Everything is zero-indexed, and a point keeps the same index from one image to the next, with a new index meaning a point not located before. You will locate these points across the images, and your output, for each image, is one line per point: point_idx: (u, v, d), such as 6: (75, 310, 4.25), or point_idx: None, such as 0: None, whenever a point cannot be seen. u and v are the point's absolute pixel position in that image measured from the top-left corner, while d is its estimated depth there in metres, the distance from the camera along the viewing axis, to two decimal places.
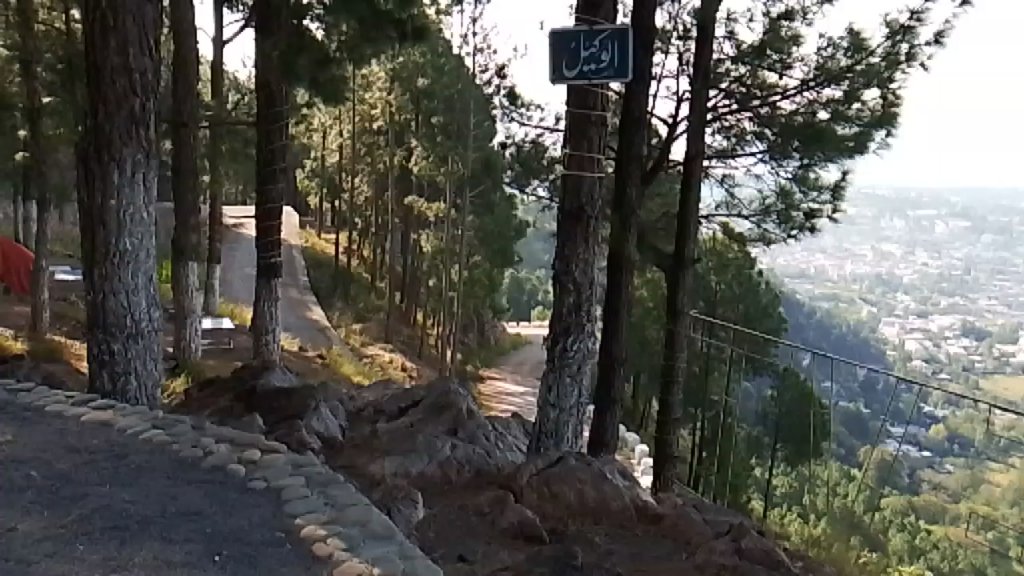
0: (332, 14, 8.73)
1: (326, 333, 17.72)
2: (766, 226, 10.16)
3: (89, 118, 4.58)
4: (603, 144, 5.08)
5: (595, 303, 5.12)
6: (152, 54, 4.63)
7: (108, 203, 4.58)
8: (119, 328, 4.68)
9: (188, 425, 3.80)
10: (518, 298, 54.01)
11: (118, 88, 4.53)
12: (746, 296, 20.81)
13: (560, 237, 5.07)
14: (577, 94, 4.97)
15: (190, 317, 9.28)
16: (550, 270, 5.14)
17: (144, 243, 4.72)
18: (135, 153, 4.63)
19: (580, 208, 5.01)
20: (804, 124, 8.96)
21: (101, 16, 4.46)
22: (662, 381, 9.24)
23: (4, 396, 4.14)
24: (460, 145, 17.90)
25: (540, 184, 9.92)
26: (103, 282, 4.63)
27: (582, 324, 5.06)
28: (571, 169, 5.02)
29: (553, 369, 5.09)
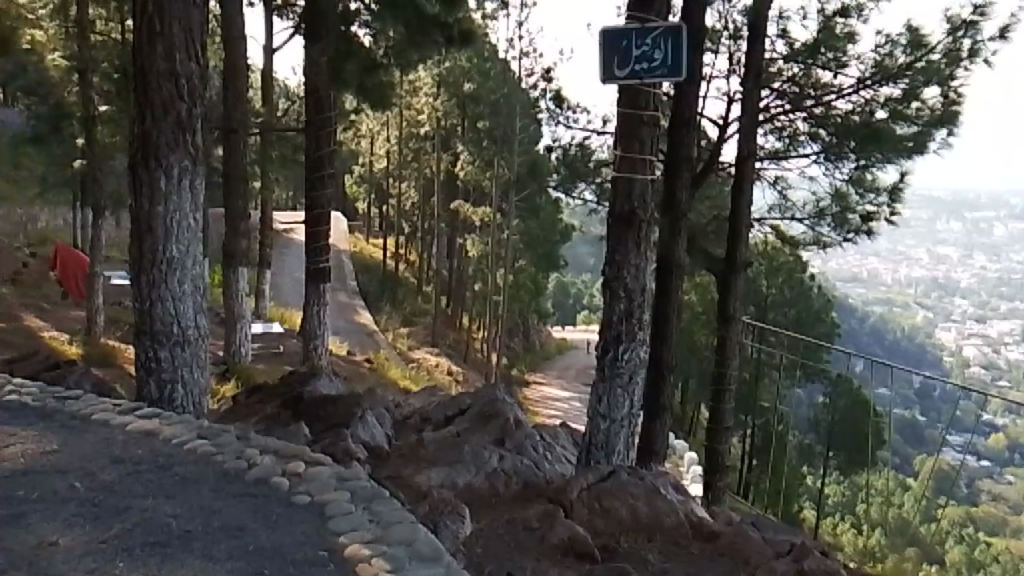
0: (379, 20, 8.77)
1: (374, 337, 17.81)
2: (820, 229, 9.83)
3: (136, 124, 4.59)
4: (655, 145, 4.86)
5: (647, 310, 4.91)
6: (198, 59, 4.63)
7: (155, 210, 4.59)
8: (166, 336, 4.69)
9: (232, 436, 3.75)
10: (563, 301, 53.90)
11: (163, 93, 4.53)
12: (798, 301, 20.34)
13: (610, 242, 4.87)
14: (628, 95, 4.78)
15: (240, 321, 9.34)
16: (600, 275, 4.96)
17: (191, 250, 4.71)
18: (181, 160, 4.62)
19: (631, 210, 4.81)
20: (861, 124, 8.65)
21: (148, 22, 4.47)
22: (713, 389, 9.01)
23: (53, 404, 4.17)
24: (506, 149, 17.88)
25: (587, 188, 9.79)
26: (150, 289, 4.65)
27: (633, 332, 4.85)
28: (621, 172, 4.82)
29: (603, 378, 4.91)
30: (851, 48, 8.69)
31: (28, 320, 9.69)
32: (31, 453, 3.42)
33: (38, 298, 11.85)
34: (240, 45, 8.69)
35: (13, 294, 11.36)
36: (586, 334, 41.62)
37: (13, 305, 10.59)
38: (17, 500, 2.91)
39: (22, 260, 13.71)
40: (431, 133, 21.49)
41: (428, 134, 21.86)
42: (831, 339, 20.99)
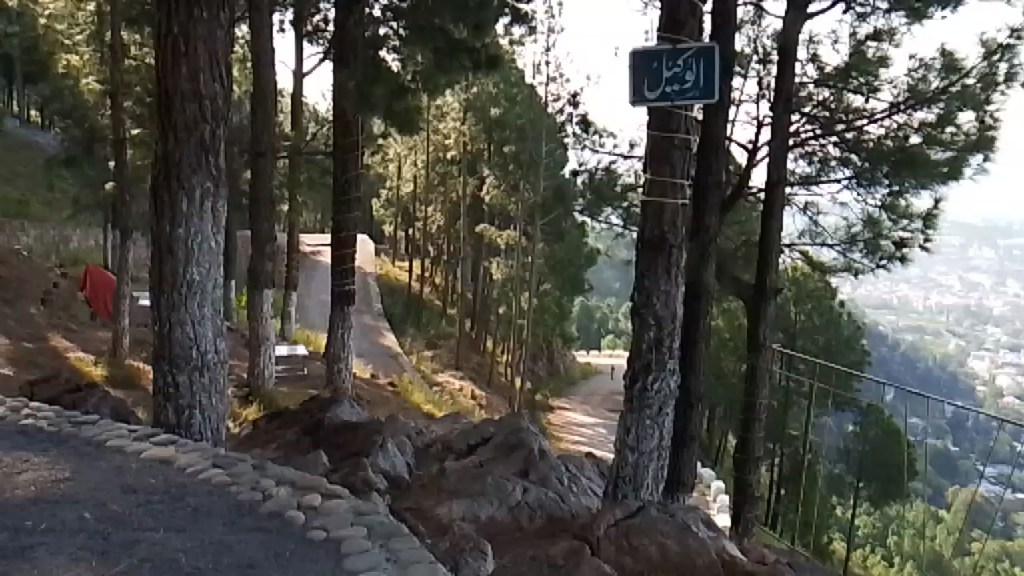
0: (408, 44, 9.19)
1: (398, 360, 17.74)
2: (852, 255, 9.61)
3: (160, 146, 4.57)
4: (688, 168, 4.70)
5: (677, 338, 4.73)
6: (222, 80, 4.61)
7: (176, 232, 4.54)
8: (184, 360, 4.62)
9: (248, 465, 3.66)
10: (588, 325, 53.61)
11: (188, 114, 4.51)
12: (827, 328, 19.97)
13: (638, 267, 4.71)
14: (659, 117, 4.61)
15: (263, 344, 9.27)
16: (628, 302, 4.80)
17: (211, 274, 4.66)
18: (203, 182, 4.58)
19: (662, 235, 4.64)
20: (895, 148, 8.46)
21: (173, 43, 4.45)
22: (743, 418, 8.78)
23: (70, 429, 4.12)
24: (532, 173, 17.84)
25: (614, 212, 9.69)
26: (170, 312, 4.59)
27: (663, 361, 4.68)
28: (651, 195, 4.66)
29: (631, 409, 4.72)
30: (883, 72, 8.58)
31: (55, 341, 9.76)
32: (43, 481, 3.36)
33: (68, 318, 11.96)
34: (269, 69, 8.75)
35: (42, 314, 11.47)
36: (612, 359, 41.31)
37: (41, 325, 10.69)
38: (24, 531, 2.83)
39: (53, 280, 13.88)
40: (458, 157, 21.56)
41: (455, 158, 21.93)
42: (862, 367, 20.58)
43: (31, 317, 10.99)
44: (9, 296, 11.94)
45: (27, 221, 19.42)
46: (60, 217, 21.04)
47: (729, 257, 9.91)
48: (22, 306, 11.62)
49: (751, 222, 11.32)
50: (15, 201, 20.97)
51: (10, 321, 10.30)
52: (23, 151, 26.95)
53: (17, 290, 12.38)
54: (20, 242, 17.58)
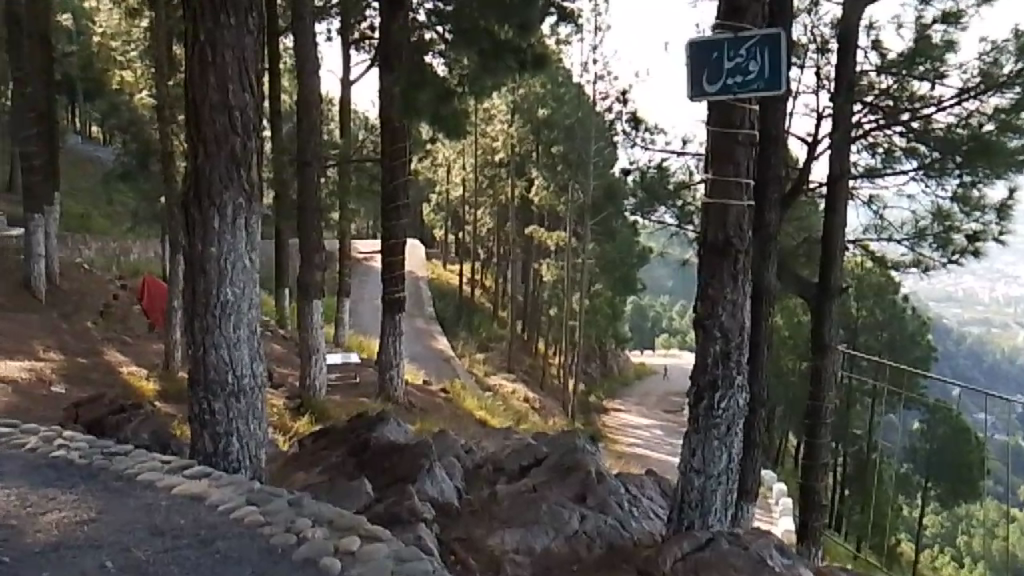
0: (454, 48, 8.97)
1: (451, 364, 17.59)
2: (921, 250, 9.07)
3: (189, 160, 4.32)
4: (753, 167, 4.30)
5: (745, 351, 4.33)
6: (252, 90, 4.34)
7: (208, 251, 4.29)
8: (220, 386, 4.36)
9: (283, 502, 3.48)
10: (640, 324, 53.34)
11: (217, 127, 4.25)
12: (892, 323, 19.22)
13: (701, 274, 4.33)
14: (720, 113, 4.24)
15: (314, 354, 9.10)
16: (691, 312, 4.42)
17: (246, 294, 4.41)
18: (236, 198, 4.33)
19: (727, 240, 4.25)
20: (967, 136, 7.92)
21: (200, 53, 4.20)
22: (808, 423, 8.31)
23: (102, 461, 4.01)
24: (581, 173, 17.58)
25: (667, 211, 9.36)
26: (203, 335, 4.33)
27: (731, 378, 4.28)
28: (713, 197, 4.27)
29: (696, 430, 4.33)
30: (950, 57, 8.08)
31: (109, 355, 9.82)
32: (68, 522, 3.23)
33: (125, 330, 12.09)
34: (313, 76, 8.62)
35: (98, 327, 11.59)
36: (667, 358, 40.93)
37: (97, 339, 10.78)
38: None
39: (111, 292, 14.07)
40: (506, 159, 21.40)
41: (502, 161, 21.77)
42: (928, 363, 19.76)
43: (87, 331, 11.11)
44: (68, 310, 12.11)
45: (89, 234, 19.87)
46: (120, 229, 21.51)
47: (791, 255, 9.45)
48: (81, 320, 11.76)
49: (811, 217, 10.83)
50: (77, 216, 21.49)
51: (67, 336, 10.41)
52: (84, 167, 27.63)
53: (75, 303, 12.56)
54: (81, 255, 17.92)
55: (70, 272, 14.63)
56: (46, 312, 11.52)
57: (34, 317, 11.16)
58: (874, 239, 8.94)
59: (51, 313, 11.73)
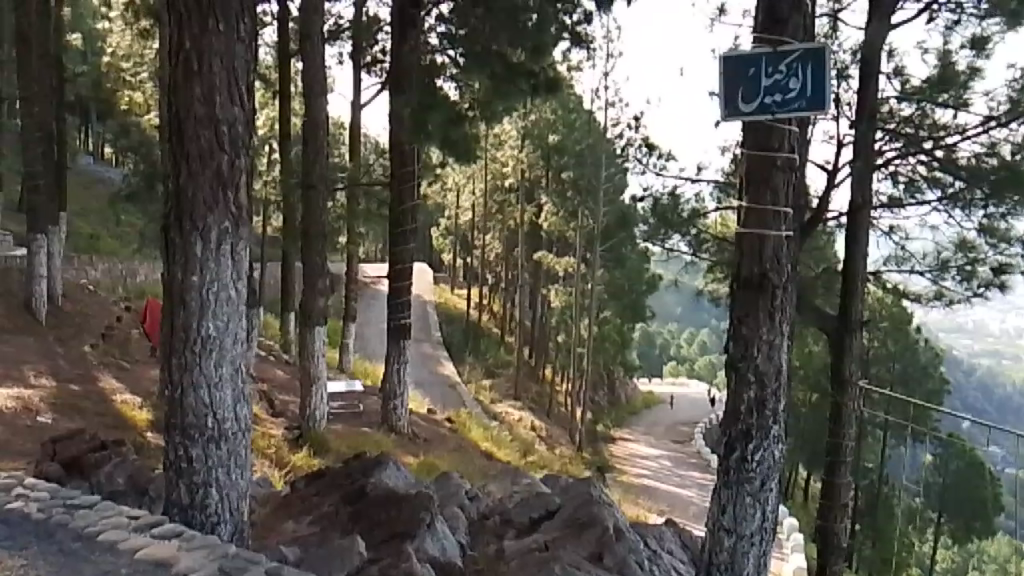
0: (466, 72, 8.73)
1: (457, 390, 17.23)
2: (944, 283, 8.71)
3: (171, 180, 4.01)
4: (791, 195, 3.95)
5: (781, 399, 3.97)
6: (242, 102, 4.03)
7: (189, 280, 3.97)
8: (198, 431, 4.00)
9: (260, 571, 3.21)
10: (648, 351, 53.04)
11: (202, 143, 3.93)
12: (904, 355, 18.88)
13: (732, 312, 3.98)
14: (757, 135, 3.90)
15: (314, 385, 8.75)
16: (722, 354, 4.06)
17: (230, 328, 4.07)
18: (220, 221, 4.00)
19: (764, 273, 3.89)
20: (998, 166, 7.53)
21: (185, 60, 3.89)
22: (827, 461, 7.87)
23: (61, 518, 3.70)
24: (591, 200, 17.39)
25: (682, 239, 9.05)
26: (182, 374, 4.00)
27: (765, 428, 3.91)
28: (748, 228, 3.93)
29: (726, 485, 3.96)
30: (976, 84, 7.79)
31: (104, 381, 9.48)
32: None
33: (124, 354, 11.75)
34: (318, 97, 8.37)
35: (97, 351, 11.26)
36: (674, 386, 40.58)
37: (93, 365, 10.44)
38: None
39: (114, 314, 13.78)
40: (515, 185, 21.21)
41: (512, 186, 21.60)
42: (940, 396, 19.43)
43: (84, 356, 10.76)
44: (68, 333, 11.78)
45: (96, 254, 19.62)
46: (127, 251, 21.24)
47: (809, 286, 9.08)
48: (79, 343, 11.40)
49: (829, 248, 10.50)
50: (85, 236, 21.25)
51: (60, 362, 10.07)
52: (93, 188, 27.43)
53: (76, 325, 12.25)
54: (87, 276, 17.65)
55: (74, 293, 14.35)
56: (43, 335, 11.17)
57: (30, 340, 10.82)
58: (893, 271, 8.69)
59: (50, 336, 11.38)
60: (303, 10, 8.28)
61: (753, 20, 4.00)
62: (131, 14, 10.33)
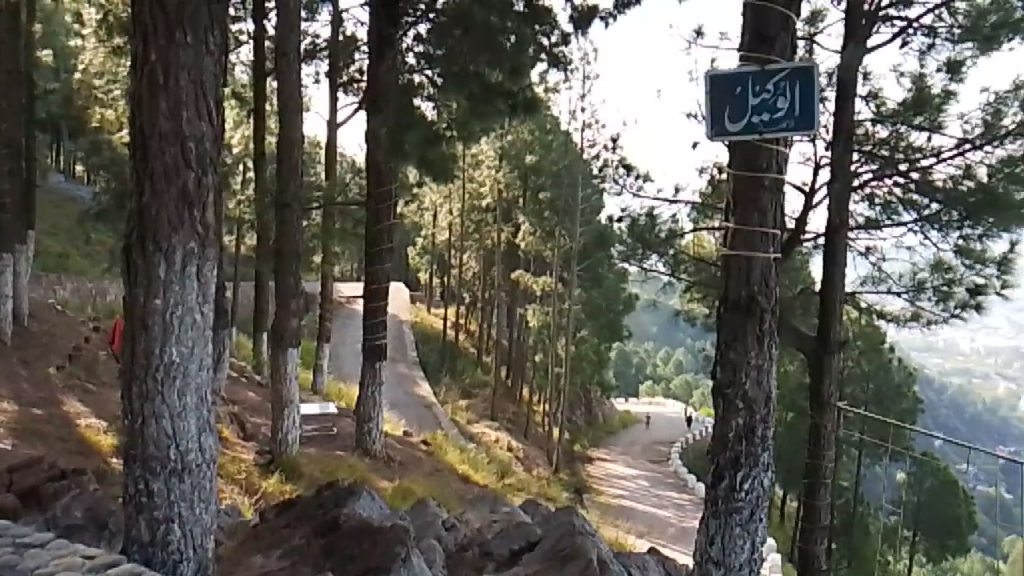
0: (443, 92, 8.66)
1: (433, 410, 17.00)
2: (920, 303, 8.70)
3: (134, 199, 3.84)
4: (779, 216, 3.87)
5: (770, 426, 3.88)
6: (211, 118, 3.89)
7: (152, 303, 3.80)
8: (160, 463, 3.82)
9: None
10: (624, 371, 53.12)
11: (167, 160, 3.78)
12: (877, 375, 19.06)
13: (720, 336, 3.89)
14: (744, 155, 3.84)
15: (287, 408, 8.52)
16: (709, 379, 3.97)
17: (195, 354, 3.90)
18: (186, 242, 3.84)
19: (752, 297, 3.81)
20: (974, 189, 7.56)
21: (150, 74, 3.74)
22: (807, 483, 7.78)
23: (10, 561, 3.50)
24: (568, 220, 17.40)
25: (660, 260, 9.02)
26: (142, 402, 3.82)
27: (754, 456, 3.81)
28: (735, 249, 3.85)
29: (714, 515, 3.85)
30: (949, 108, 7.84)
31: (68, 405, 9.17)
32: None
33: (91, 376, 11.41)
34: (295, 116, 8.26)
35: (61, 373, 10.92)
36: (650, 406, 40.66)
37: (57, 388, 10.11)
38: None
39: (82, 335, 13.44)
40: (492, 205, 21.18)
41: (489, 207, 21.59)
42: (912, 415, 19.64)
43: (48, 378, 10.43)
44: (33, 354, 11.43)
45: (64, 273, 19.19)
46: (97, 270, 20.82)
47: (787, 307, 9.06)
48: (43, 364, 11.05)
49: (806, 268, 10.50)
50: (53, 255, 20.80)
51: (23, 385, 9.73)
52: (63, 206, 26.95)
53: (41, 346, 11.90)
54: (55, 295, 17.23)
55: (41, 313, 13.98)
56: (6, 356, 10.81)
57: None
58: (871, 291, 8.53)
59: (13, 357, 11.03)
60: (279, 28, 8.18)
61: (738, 41, 3.96)
62: (104, 30, 10.15)
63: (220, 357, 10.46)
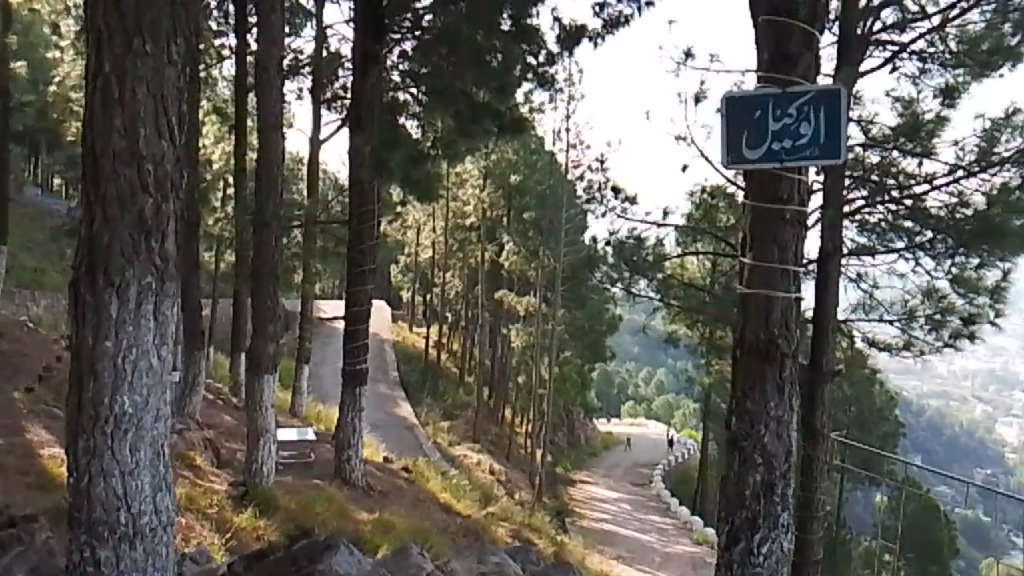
0: (428, 111, 8.41)
1: (412, 431, 16.50)
2: (913, 333, 8.46)
3: (84, 226, 3.51)
4: (800, 253, 3.63)
5: (790, 482, 3.65)
6: (172, 137, 3.56)
7: (101, 344, 3.48)
8: (109, 528, 3.54)
9: None
10: (606, 393, 52.93)
11: (121, 184, 3.45)
12: (861, 400, 18.96)
13: (738, 383, 3.64)
14: (764, 182, 3.58)
15: (264, 438, 8.11)
16: (723, 429, 3.73)
17: (150, 404, 3.60)
18: (142, 276, 3.52)
19: (770, 339, 3.56)
20: (970, 218, 7.25)
21: (105, 87, 3.43)
22: (801, 519, 7.45)
23: None
24: (552, 240, 17.19)
25: (648, 285, 8.76)
26: (89, 460, 3.52)
27: (773, 517, 3.59)
28: (754, 287, 3.60)
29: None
30: (941, 133, 7.66)
31: (32, 432, 8.70)
32: None
33: (60, 399, 10.87)
34: (275, 132, 7.94)
35: (27, 396, 10.37)
36: (633, 427, 40.43)
37: (22, 413, 9.62)
38: None
39: (53, 354, 12.93)
40: (476, 224, 20.92)
41: (473, 226, 21.33)
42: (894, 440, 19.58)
43: (12, 403, 9.89)
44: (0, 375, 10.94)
45: (37, 289, 18.61)
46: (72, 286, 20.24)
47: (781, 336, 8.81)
48: (9, 387, 10.50)
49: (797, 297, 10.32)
50: (29, 270, 20.26)
51: None
52: (38, 220, 26.31)
53: (10, 367, 11.40)
54: (28, 312, 16.67)
55: (12, 331, 13.45)
56: None
57: None
58: (862, 318, 8.28)
59: None
60: (260, 42, 7.84)
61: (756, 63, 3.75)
62: (81, 41, 9.80)
63: (194, 382, 10.05)
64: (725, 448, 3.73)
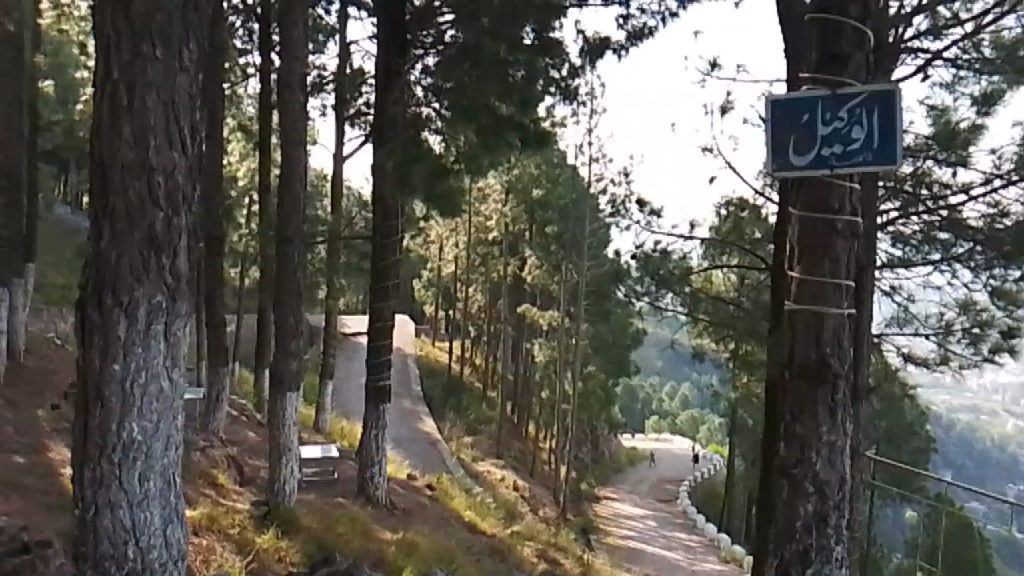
0: (450, 126, 8.24)
1: (437, 447, 16.34)
2: (950, 346, 8.16)
3: (92, 241, 3.39)
4: (856, 267, 3.41)
5: (844, 513, 3.42)
6: (183, 147, 3.44)
7: (108, 367, 3.35)
8: (116, 563, 3.42)
9: None
10: (631, 407, 52.38)
11: (130, 197, 3.33)
12: (893, 414, 18.52)
13: (790, 406, 3.44)
14: (815, 192, 3.38)
15: (289, 456, 8.00)
16: (775, 455, 3.52)
17: (160, 431, 3.47)
18: (153, 294, 3.39)
19: (822, 359, 3.35)
20: (1010, 229, 6.89)
21: (113, 95, 3.32)
22: None
23: None
24: (575, 255, 17.00)
25: (674, 299, 8.54)
26: (98, 490, 3.40)
27: (832, 550, 3.36)
28: (803, 303, 3.40)
29: None
30: (980, 142, 7.37)
31: (55, 451, 8.63)
32: None
33: None
34: (297, 149, 7.82)
35: (51, 413, 10.32)
36: (659, 442, 39.89)
37: (47, 430, 9.58)
38: None
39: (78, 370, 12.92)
40: (499, 239, 20.77)
41: (496, 240, 21.20)
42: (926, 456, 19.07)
43: (36, 420, 9.84)
44: (26, 392, 10.91)
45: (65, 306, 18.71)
46: None
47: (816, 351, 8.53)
48: (34, 404, 10.47)
49: None
50: (57, 287, 20.37)
51: (11, 427, 9.19)
52: (67, 236, 26.55)
53: (35, 384, 11.38)
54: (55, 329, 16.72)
55: (38, 347, 13.46)
56: None
57: None
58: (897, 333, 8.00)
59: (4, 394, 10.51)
60: (282, 58, 7.75)
61: (805, 66, 3.56)
62: None
63: (219, 399, 9.95)
64: (775, 475, 3.52)
